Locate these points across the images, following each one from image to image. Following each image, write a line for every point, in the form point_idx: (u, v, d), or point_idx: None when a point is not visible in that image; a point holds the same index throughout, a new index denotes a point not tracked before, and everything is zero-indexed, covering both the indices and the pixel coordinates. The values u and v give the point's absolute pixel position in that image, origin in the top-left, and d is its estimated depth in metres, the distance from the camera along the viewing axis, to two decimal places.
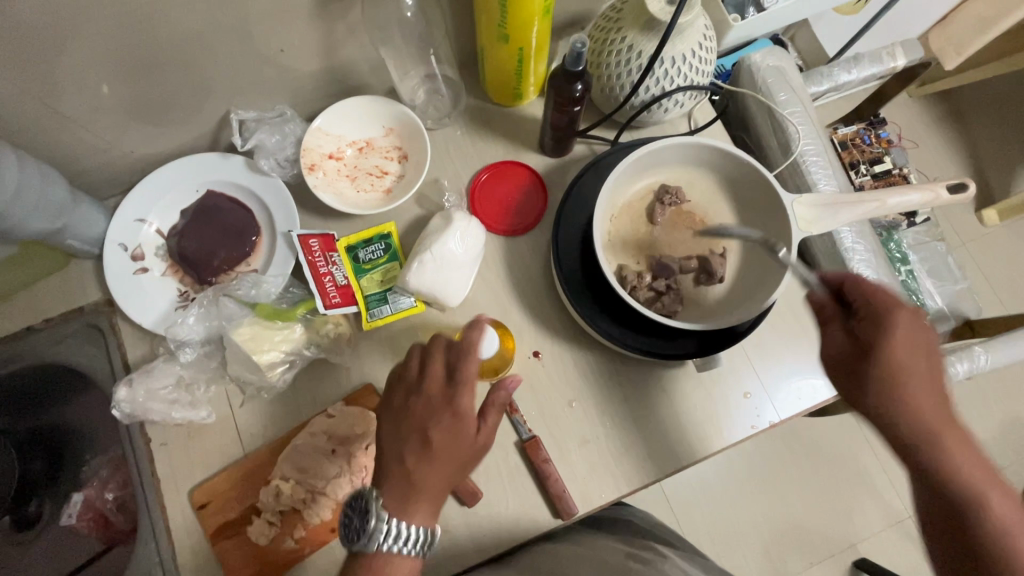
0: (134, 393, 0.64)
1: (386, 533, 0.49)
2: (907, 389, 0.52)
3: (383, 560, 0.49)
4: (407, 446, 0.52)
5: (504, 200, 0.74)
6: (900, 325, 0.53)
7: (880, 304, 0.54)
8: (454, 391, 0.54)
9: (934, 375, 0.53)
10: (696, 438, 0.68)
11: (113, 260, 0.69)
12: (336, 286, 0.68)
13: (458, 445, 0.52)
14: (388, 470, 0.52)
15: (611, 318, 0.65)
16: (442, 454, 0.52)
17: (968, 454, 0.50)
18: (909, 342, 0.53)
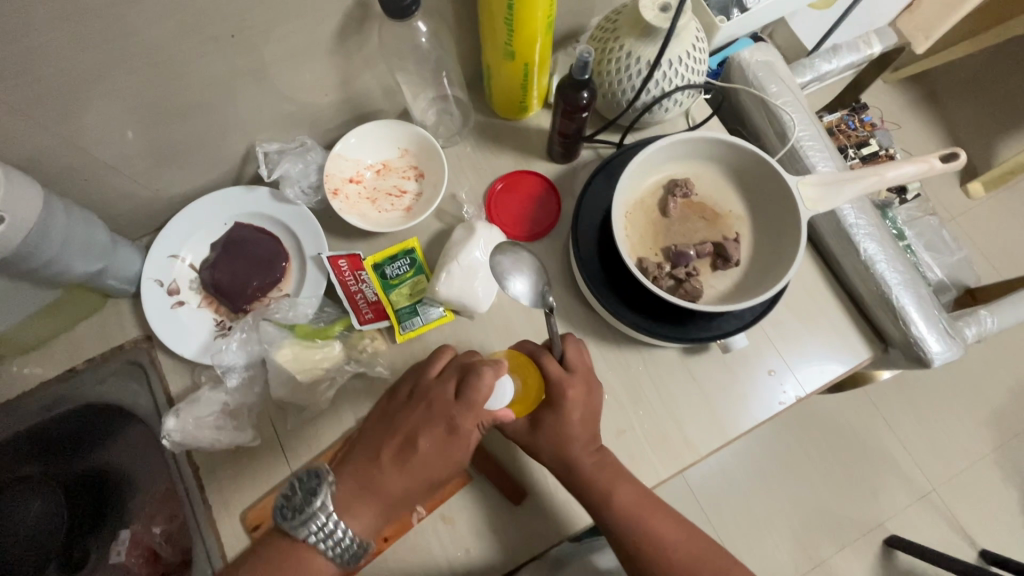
0: (183, 422, 0.66)
1: (314, 536, 0.53)
2: (642, 538, 0.59)
3: (304, 557, 0.53)
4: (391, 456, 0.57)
5: (520, 208, 0.78)
6: (622, 488, 0.60)
7: (582, 474, 0.60)
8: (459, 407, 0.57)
9: (684, 524, 0.61)
10: (727, 418, 0.70)
11: (151, 297, 0.71)
12: (367, 302, 0.71)
13: (430, 463, 0.57)
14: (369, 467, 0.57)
15: (636, 309, 0.68)
16: (414, 467, 0.57)
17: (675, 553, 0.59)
18: (629, 512, 0.59)
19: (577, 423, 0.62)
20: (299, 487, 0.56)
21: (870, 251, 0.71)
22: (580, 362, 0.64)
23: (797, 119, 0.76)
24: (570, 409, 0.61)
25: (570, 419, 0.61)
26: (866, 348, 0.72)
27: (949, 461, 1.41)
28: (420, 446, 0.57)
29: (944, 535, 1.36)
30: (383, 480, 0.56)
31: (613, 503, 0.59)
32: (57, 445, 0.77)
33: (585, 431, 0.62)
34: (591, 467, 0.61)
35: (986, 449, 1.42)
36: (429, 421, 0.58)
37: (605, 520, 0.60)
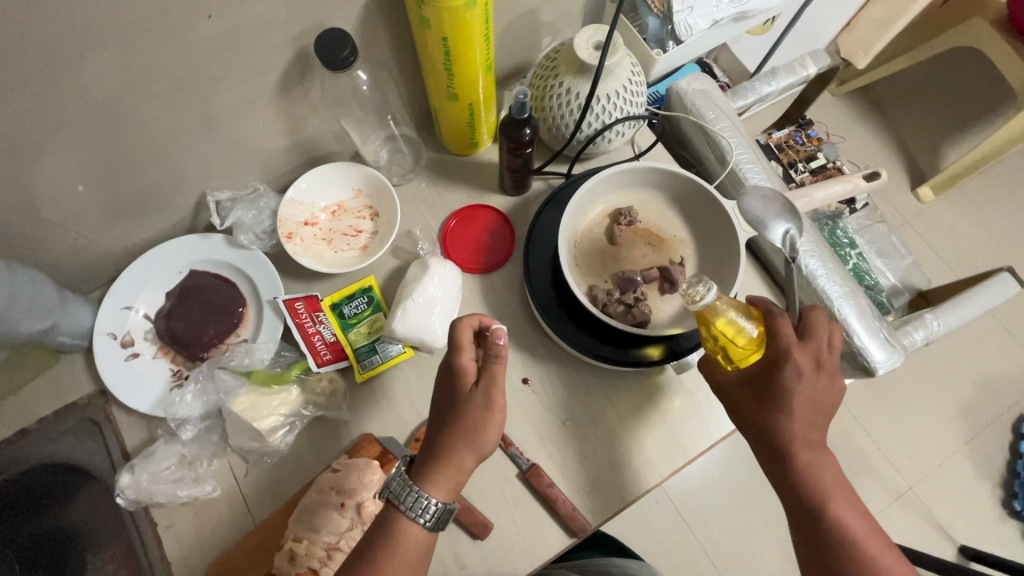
0: (138, 477, 0.65)
1: (418, 519, 0.52)
2: (808, 500, 0.57)
3: (408, 531, 0.52)
4: (447, 437, 0.55)
5: (475, 241, 0.79)
6: (805, 454, 0.58)
7: (786, 440, 0.58)
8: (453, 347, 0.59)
9: (856, 501, 0.57)
10: (685, 437, 0.72)
11: (103, 350, 0.71)
12: (325, 343, 0.71)
13: (458, 393, 0.57)
14: (433, 458, 0.55)
15: (590, 336, 0.69)
16: (446, 408, 0.57)
17: (847, 506, 0.57)
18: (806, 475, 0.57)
19: (801, 401, 0.58)
20: (391, 474, 0.54)
21: (812, 266, 0.74)
22: (819, 334, 0.60)
23: (735, 143, 0.80)
24: (798, 380, 0.57)
25: (799, 404, 0.57)
26: None
27: (923, 459, 1.43)
28: (445, 393, 0.58)
29: (925, 534, 1.38)
30: (432, 435, 0.56)
31: (813, 472, 0.57)
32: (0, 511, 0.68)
33: (821, 387, 0.58)
34: (801, 432, 0.58)
35: (956, 445, 1.45)
36: (440, 374, 0.59)
37: (804, 494, 0.57)
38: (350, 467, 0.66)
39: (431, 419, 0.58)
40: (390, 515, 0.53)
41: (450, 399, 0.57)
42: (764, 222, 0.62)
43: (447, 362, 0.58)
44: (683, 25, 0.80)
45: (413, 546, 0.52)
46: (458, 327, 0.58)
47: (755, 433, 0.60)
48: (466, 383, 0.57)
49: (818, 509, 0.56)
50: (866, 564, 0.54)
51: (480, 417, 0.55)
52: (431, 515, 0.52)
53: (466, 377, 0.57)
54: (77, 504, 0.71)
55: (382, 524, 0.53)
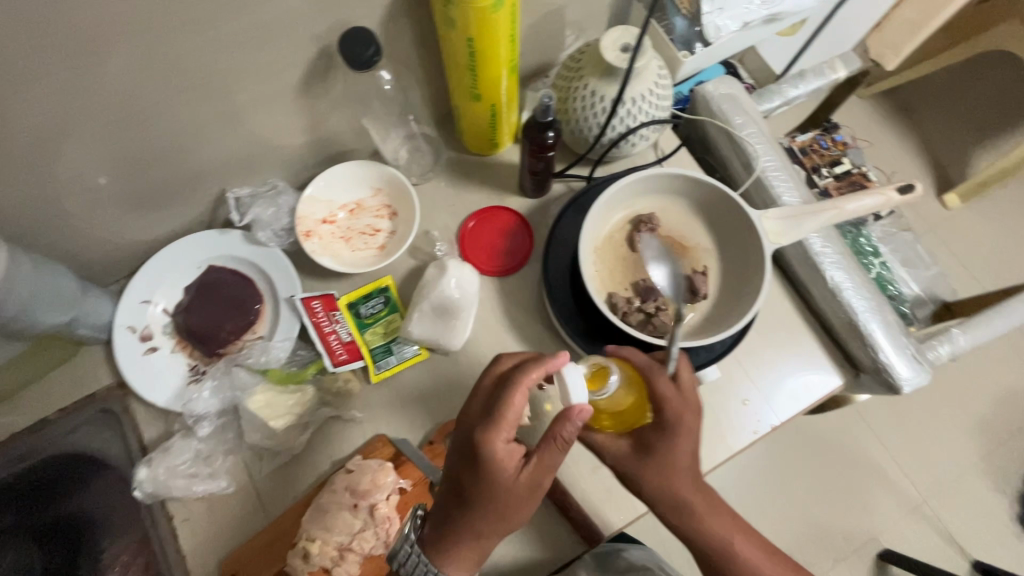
0: (155, 472, 0.65)
1: None
2: (707, 554, 0.57)
3: None
4: (477, 525, 0.53)
5: (493, 243, 0.78)
6: (715, 519, 0.57)
7: (686, 503, 0.56)
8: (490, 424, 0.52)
9: (764, 549, 0.58)
10: (702, 449, 0.71)
11: (123, 343, 0.71)
12: (340, 342, 0.70)
13: (494, 489, 0.52)
14: (458, 541, 0.54)
15: (608, 345, 0.68)
16: (473, 501, 0.53)
17: (755, 555, 0.57)
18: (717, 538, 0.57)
19: (683, 460, 0.56)
20: (402, 542, 0.55)
21: (837, 279, 0.72)
22: (691, 390, 0.57)
23: (762, 150, 0.78)
24: (685, 442, 0.56)
25: (678, 467, 0.56)
26: (836, 375, 0.74)
27: (941, 473, 1.40)
28: (474, 486, 0.53)
29: (940, 548, 1.35)
30: (459, 524, 0.54)
31: (705, 525, 0.57)
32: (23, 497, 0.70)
33: (693, 460, 0.56)
34: (700, 500, 0.56)
35: (974, 458, 1.42)
36: (468, 457, 0.53)
37: (697, 547, 0.57)
38: (365, 468, 0.65)
39: (449, 487, 0.55)
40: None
41: (483, 491, 0.52)
42: (800, 232, 0.65)
43: (479, 446, 0.52)
44: (711, 27, 0.79)
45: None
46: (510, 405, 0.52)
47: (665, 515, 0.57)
48: (506, 474, 0.52)
49: (719, 559, 0.57)
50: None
51: (512, 509, 0.53)
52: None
53: (505, 465, 0.52)
54: (95, 494, 0.72)
55: None
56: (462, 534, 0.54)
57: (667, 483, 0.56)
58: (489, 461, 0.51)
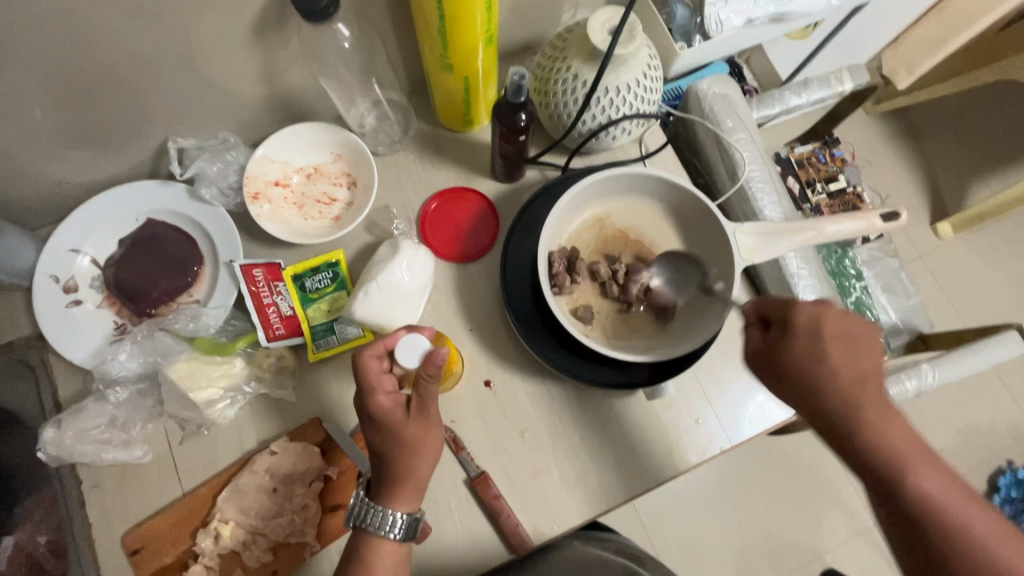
0: (62, 435, 0.61)
1: (393, 534, 0.53)
2: (899, 487, 0.48)
3: (379, 548, 0.54)
4: (397, 461, 0.54)
5: (456, 226, 0.74)
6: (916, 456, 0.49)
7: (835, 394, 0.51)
8: (371, 390, 0.54)
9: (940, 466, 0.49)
10: (648, 467, 0.67)
11: (44, 293, 0.66)
12: (280, 316, 0.67)
13: (396, 433, 0.54)
14: (388, 478, 0.54)
15: (562, 348, 0.65)
16: (390, 445, 0.54)
17: (938, 479, 0.48)
18: (873, 442, 0.50)
19: (834, 347, 0.52)
20: (352, 501, 0.55)
21: None
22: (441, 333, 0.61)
23: (750, 159, 0.75)
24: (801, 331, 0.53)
25: (837, 360, 0.52)
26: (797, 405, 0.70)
27: None
28: (384, 431, 0.54)
29: None
30: (387, 468, 0.54)
31: (884, 434, 0.50)
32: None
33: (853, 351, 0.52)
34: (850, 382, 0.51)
35: None
36: (367, 414, 0.55)
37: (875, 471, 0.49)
38: (289, 452, 0.62)
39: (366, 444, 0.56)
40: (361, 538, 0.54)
41: (394, 431, 0.54)
42: (775, 252, 0.61)
43: (368, 401, 0.54)
44: (714, 19, 0.73)
45: (390, 561, 0.53)
46: (366, 369, 0.54)
47: (811, 411, 0.53)
48: (397, 415, 0.54)
49: (898, 475, 0.48)
50: (955, 541, 0.46)
51: (425, 442, 0.55)
52: (402, 527, 0.54)
53: (394, 411, 0.54)
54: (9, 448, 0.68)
55: (354, 553, 0.54)
56: (393, 473, 0.54)
57: (850, 389, 0.51)
58: (381, 411, 0.54)
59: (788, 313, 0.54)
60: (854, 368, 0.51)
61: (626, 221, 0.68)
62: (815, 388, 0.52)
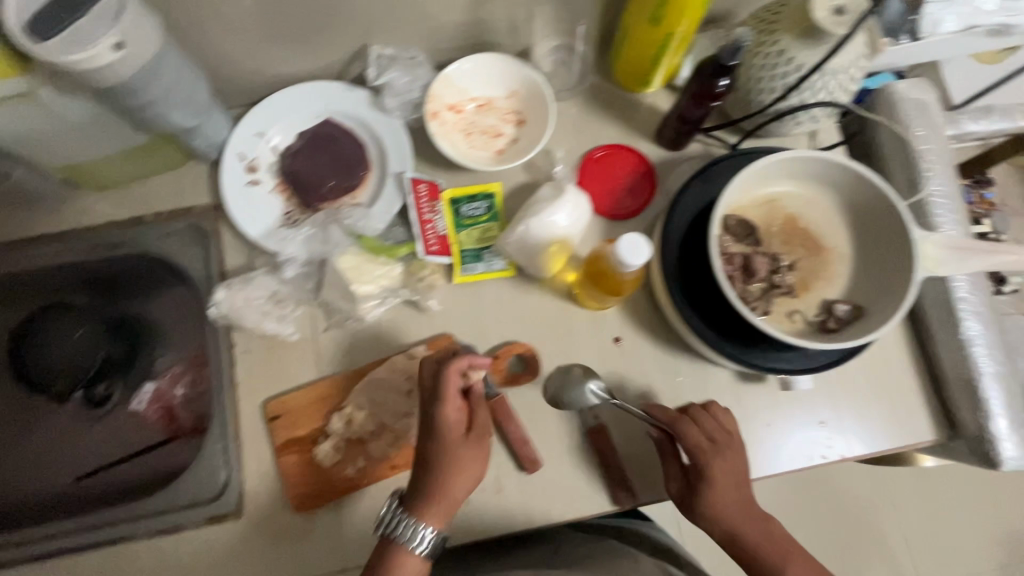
0: (232, 297, 0.66)
1: (428, 542, 0.54)
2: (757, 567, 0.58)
3: (435, 509, 0.55)
4: (446, 485, 0.55)
5: (612, 184, 0.74)
6: (793, 567, 0.57)
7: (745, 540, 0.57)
8: (438, 390, 0.56)
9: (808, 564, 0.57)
10: (761, 457, 0.67)
11: (230, 168, 0.71)
12: (435, 234, 0.70)
13: (463, 462, 0.55)
14: (422, 498, 0.55)
15: (709, 322, 0.63)
16: (449, 465, 0.55)
17: None
18: (767, 549, 0.57)
19: (722, 479, 0.58)
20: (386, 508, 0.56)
21: (972, 331, 0.66)
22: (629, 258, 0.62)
23: (936, 172, 0.70)
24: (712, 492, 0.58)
25: (723, 483, 0.58)
26: (930, 431, 0.68)
27: None
28: (427, 441, 0.56)
29: None
30: (426, 483, 0.55)
31: (756, 553, 0.57)
32: (96, 287, 0.76)
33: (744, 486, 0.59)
34: (739, 502, 0.58)
35: None
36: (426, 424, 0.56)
37: (736, 546, 0.58)
38: None
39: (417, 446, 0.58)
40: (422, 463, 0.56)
41: (454, 433, 0.56)
42: (963, 266, 0.58)
43: (433, 411, 0.56)
44: (929, 20, 0.69)
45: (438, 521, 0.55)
46: (446, 379, 0.56)
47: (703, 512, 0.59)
48: (454, 434, 0.56)
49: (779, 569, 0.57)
50: None
51: (469, 472, 0.56)
52: (426, 549, 0.54)
53: (453, 429, 0.56)
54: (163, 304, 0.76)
55: (420, 501, 0.55)
56: (423, 488, 0.55)
57: (767, 543, 0.57)
58: (435, 429, 0.56)
59: (704, 463, 0.58)
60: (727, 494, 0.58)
61: (797, 207, 0.64)
62: (734, 532, 0.58)
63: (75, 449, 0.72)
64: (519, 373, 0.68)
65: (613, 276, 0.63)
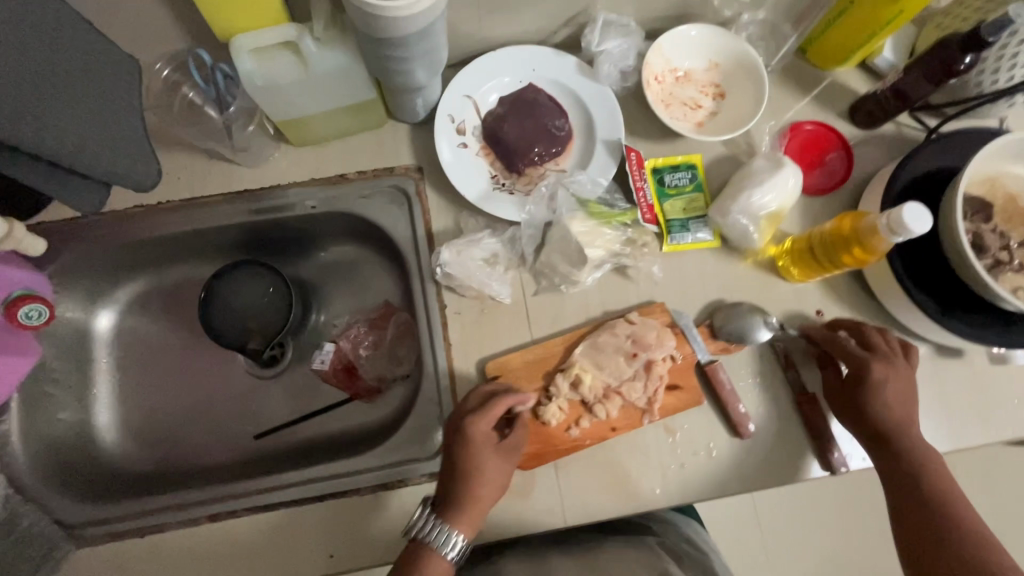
0: (458, 256, 0.67)
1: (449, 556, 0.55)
2: (918, 492, 0.58)
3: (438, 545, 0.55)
4: (477, 487, 0.57)
5: (815, 158, 0.75)
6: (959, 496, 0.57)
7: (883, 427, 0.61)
8: (480, 411, 0.60)
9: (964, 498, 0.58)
10: (961, 429, 0.69)
11: (443, 129, 0.71)
12: (645, 202, 0.71)
13: (491, 470, 0.58)
14: (461, 437, 0.59)
15: (930, 294, 0.65)
16: (472, 445, 0.58)
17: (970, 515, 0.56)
18: (928, 466, 0.59)
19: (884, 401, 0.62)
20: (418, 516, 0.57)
21: None
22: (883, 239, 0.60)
23: None
24: (881, 372, 0.62)
25: (890, 396, 0.62)
26: None
27: None
28: (470, 445, 0.58)
29: None
30: (474, 445, 0.58)
31: (925, 466, 0.59)
32: (274, 247, 0.82)
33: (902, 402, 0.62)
34: (908, 415, 0.62)
35: None
36: (460, 431, 0.59)
37: (905, 463, 0.60)
38: (647, 324, 0.67)
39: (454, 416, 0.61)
40: (497, 401, 0.60)
41: (480, 452, 0.58)
42: None
43: (467, 418, 0.59)
44: None
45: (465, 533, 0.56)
46: (504, 400, 0.60)
47: (859, 419, 0.62)
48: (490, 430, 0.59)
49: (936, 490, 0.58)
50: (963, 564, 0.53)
51: (500, 479, 0.59)
52: (457, 554, 0.56)
53: (486, 438, 0.59)
54: (325, 268, 0.85)
55: (462, 453, 0.58)
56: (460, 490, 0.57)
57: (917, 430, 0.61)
58: (482, 440, 0.58)
59: (866, 365, 0.62)
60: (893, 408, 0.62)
61: (1016, 188, 0.66)
62: (910, 450, 0.60)
63: (263, 402, 0.80)
64: (729, 343, 0.68)
65: (865, 249, 0.61)
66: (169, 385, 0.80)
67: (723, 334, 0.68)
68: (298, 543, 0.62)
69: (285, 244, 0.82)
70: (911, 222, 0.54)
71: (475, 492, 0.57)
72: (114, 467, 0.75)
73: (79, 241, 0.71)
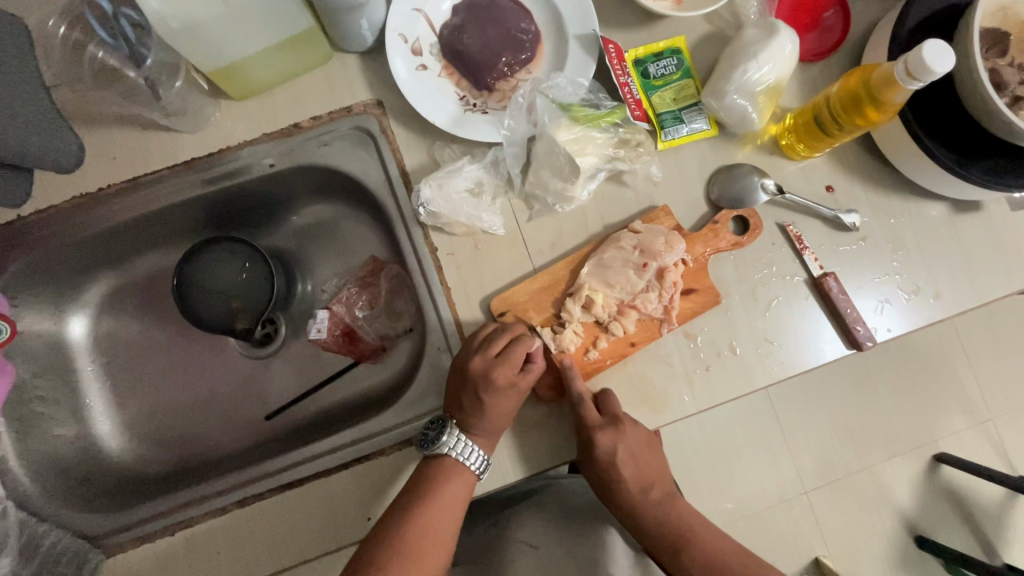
0: (439, 191, 0.62)
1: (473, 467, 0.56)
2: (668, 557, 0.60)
3: (454, 465, 0.56)
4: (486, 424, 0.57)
5: (810, 20, 0.68)
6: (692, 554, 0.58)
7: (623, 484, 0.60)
8: (493, 356, 0.58)
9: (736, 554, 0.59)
10: (984, 284, 0.67)
11: (396, 51, 0.62)
12: (632, 98, 0.64)
13: (500, 408, 0.57)
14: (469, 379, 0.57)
15: (945, 146, 0.61)
16: (478, 388, 0.57)
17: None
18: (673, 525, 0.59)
19: (627, 457, 0.59)
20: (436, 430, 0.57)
21: None
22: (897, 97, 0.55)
23: None
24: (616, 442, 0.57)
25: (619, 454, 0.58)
26: None
27: None
28: (477, 385, 0.57)
29: None
30: (480, 387, 0.57)
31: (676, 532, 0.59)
32: (240, 218, 0.75)
33: (638, 449, 0.59)
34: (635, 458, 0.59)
35: None
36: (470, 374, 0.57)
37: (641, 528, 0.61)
38: (654, 231, 0.62)
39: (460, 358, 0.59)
40: (513, 348, 0.58)
41: (490, 393, 0.56)
42: None
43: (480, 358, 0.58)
44: None
45: (457, 493, 0.55)
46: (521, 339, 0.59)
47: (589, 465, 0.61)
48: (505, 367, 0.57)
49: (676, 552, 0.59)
50: None
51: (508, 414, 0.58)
52: (480, 466, 0.56)
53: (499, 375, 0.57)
54: (301, 232, 0.79)
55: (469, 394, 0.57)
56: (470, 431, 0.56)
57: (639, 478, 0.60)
58: (490, 380, 0.57)
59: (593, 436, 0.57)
60: (652, 456, 0.61)
61: None
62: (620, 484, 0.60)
63: (267, 382, 0.77)
64: (741, 237, 0.64)
65: (877, 107, 0.56)
66: (166, 382, 0.76)
67: (723, 206, 0.65)
68: (334, 512, 0.60)
69: (252, 213, 0.75)
70: (932, 63, 0.49)
71: (487, 423, 0.57)
72: (128, 474, 0.72)
73: (22, 247, 0.64)
